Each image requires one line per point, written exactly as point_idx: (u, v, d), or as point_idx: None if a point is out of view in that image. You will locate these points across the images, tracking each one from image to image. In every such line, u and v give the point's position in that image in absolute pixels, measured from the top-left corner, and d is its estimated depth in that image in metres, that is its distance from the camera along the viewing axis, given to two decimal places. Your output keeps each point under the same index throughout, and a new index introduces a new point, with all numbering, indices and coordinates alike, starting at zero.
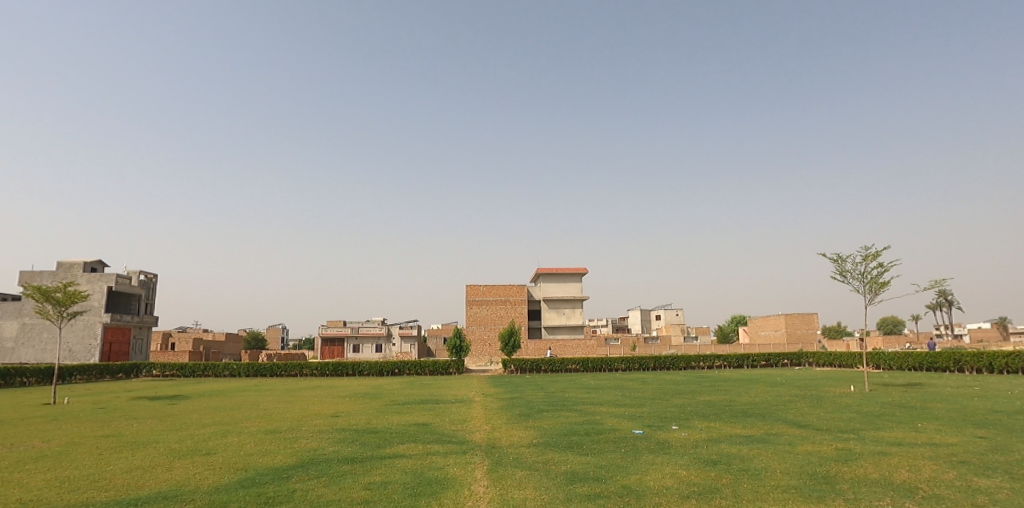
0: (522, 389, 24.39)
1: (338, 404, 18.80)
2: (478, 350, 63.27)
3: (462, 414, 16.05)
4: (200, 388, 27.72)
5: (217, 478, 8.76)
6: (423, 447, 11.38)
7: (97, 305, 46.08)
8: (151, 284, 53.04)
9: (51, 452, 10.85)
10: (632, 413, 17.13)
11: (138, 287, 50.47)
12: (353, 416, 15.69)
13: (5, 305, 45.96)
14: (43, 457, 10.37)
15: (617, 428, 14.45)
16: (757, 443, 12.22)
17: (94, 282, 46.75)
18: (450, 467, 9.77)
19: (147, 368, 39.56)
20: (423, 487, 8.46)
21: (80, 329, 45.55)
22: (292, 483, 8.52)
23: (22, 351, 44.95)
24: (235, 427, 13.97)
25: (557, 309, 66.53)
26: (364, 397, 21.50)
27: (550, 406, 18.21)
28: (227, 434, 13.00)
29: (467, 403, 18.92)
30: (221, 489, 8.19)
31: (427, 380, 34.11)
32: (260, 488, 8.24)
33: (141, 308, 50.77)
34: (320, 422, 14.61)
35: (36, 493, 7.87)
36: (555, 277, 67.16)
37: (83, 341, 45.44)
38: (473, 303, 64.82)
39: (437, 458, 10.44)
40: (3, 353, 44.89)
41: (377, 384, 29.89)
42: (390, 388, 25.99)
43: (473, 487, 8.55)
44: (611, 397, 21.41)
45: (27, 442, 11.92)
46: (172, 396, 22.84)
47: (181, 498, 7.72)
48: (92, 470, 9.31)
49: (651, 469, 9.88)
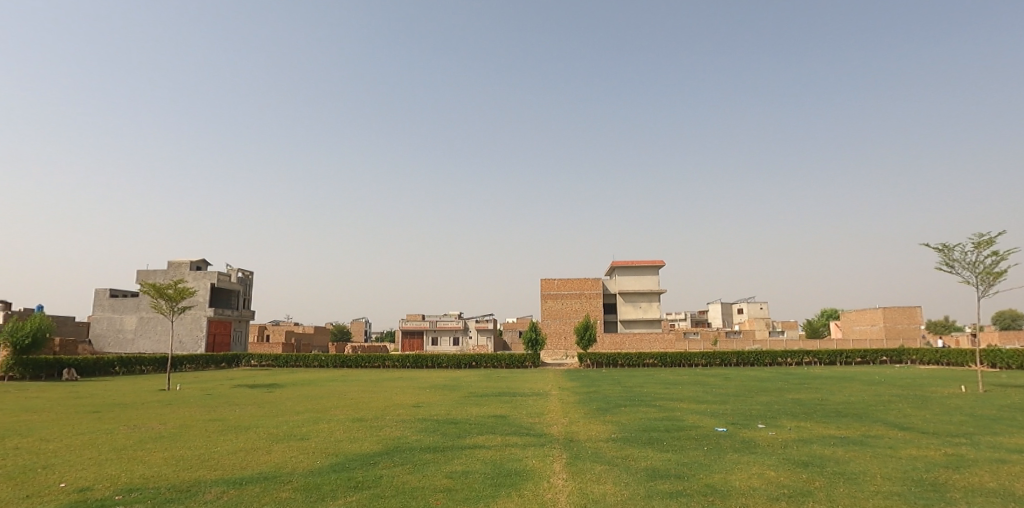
0: (599, 384, 24.15)
1: (419, 395, 19.42)
2: (553, 343, 63.48)
3: (539, 407, 16.11)
4: (293, 378, 29.63)
5: (311, 462, 9.30)
6: (502, 438, 11.55)
7: (202, 301, 50.26)
8: (249, 279, 57.01)
9: (168, 433, 11.98)
10: (714, 410, 16.48)
11: (237, 284, 54.44)
12: (433, 407, 16.14)
13: (126, 301, 51.09)
14: (162, 437, 11.48)
15: (699, 425, 13.99)
16: (854, 445, 11.40)
17: (200, 279, 51.00)
18: (529, 459, 9.84)
19: (247, 358, 42.75)
20: (503, 477, 8.56)
21: (188, 322, 49.85)
22: (379, 468, 8.91)
23: (141, 341, 49.91)
24: (326, 415, 14.77)
25: (633, 303, 65.25)
26: (443, 388, 22.10)
27: (628, 401, 17.90)
28: (319, 421, 13.79)
29: (543, 396, 18.91)
30: (315, 472, 8.69)
31: (503, 373, 34.63)
32: (350, 472, 8.67)
33: (240, 304, 54.82)
34: (402, 412, 15.17)
35: (157, 470, 8.70)
36: (630, 270, 65.84)
37: (191, 332, 49.73)
38: (547, 297, 64.97)
39: (516, 450, 10.55)
40: (126, 343, 50.06)
41: (454, 376, 30.68)
42: (468, 380, 26.49)
43: (553, 480, 8.57)
44: (691, 393, 20.71)
45: (147, 424, 13.22)
46: (267, 385, 24.48)
47: (279, 479, 8.27)
48: (202, 451, 10.17)
49: (736, 468, 9.49)
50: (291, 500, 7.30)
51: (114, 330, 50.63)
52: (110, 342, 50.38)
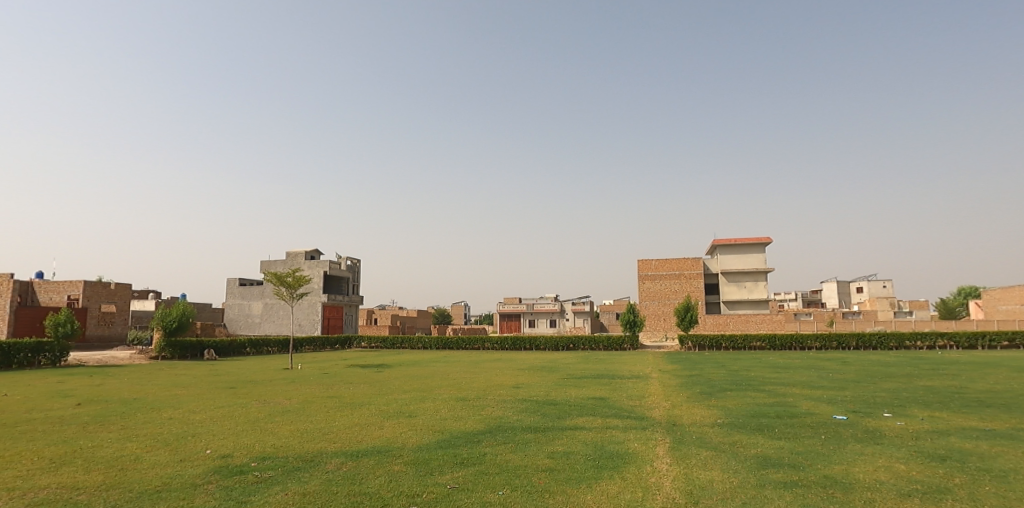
0: (702, 367, 23.23)
1: (519, 376, 19.75)
2: (652, 325, 62.06)
3: (639, 390, 15.77)
4: (399, 359, 31.30)
5: (419, 438, 9.80)
6: (603, 420, 11.47)
7: (316, 287, 54.35)
8: (357, 266, 60.67)
9: (292, 408, 13.14)
10: (831, 397, 15.26)
11: (346, 271, 58.20)
12: (532, 388, 16.36)
13: (253, 288, 56.40)
14: (288, 411, 12.62)
15: (814, 412, 13.02)
16: (1003, 439, 10.07)
17: (314, 267, 55.09)
18: (631, 442, 9.68)
19: (358, 340, 45.77)
20: (605, 460, 8.50)
21: (306, 307, 54.19)
22: (482, 446, 9.18)
23: (267, 325, 54.99)
24: (431, 394, 15.45)
25: (737, 283, 62.03)
26: (541, 370, 22.34)
27: (734, 385, 17.08)
28: (425, 400, 14.45)
29: (644, 379, 18.51)
30: (423, 447, 9.14)
31: (601, 355, 34.41)
32: (456, 449, 9.02)
33: (349, 290, 58.62)
34: (503, 392, 15.51)
35: (285, 440, 9.58)
36: (733, 249, 62.48)
37: (308, 317, 53.99)
38: (645, 278, 63.45)
39: (617, 433, 10.43)
40: (254, 326, 55.41)
41: (552, 358, 30.93)
42: (566, 363, 26.54)
43: (655, 464, 8.37)
44: (804, 378, 19.37)
45: (275, 399, 14.57)
46: (377, 365, 26.08)
47: (392, 453, 8.79)
48: (322, 425, 11.03)
49: (859, 459, 8.73)
50: (402, 473, 7.73)
51: (244, 314, 56.15)
52: (241, 326, 56.03)
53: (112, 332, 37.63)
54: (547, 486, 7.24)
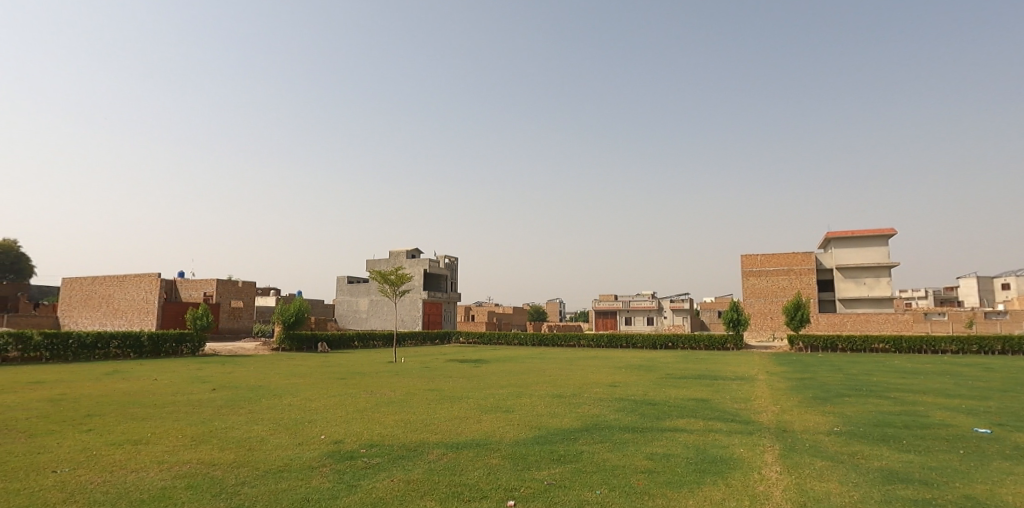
0: (815, 370, 21.58)
1: (615, 375, 19.43)
2: (758, 324, 58.65)
3: (745, 393, 14.94)
4: (496, 354, 31.92)
5: (517, 433, 9.94)
6: (705, 423, 10.98)
7: (417, 285, 56.82)
8: (455, 264, 62.55)
9: (398, 399, 13.84)
10: (973, 407, 13.56)
11: (445, 269, 60.28)
12: (630, 387, 16.03)
13: (360, 286, 60.06)
14: (393, 402, 13.31)
15: (951, 423, 11.64)
16: None
17: (415, 266, 57.64)
18: (736, 447, 9.19)
19: (456, 336, 47.27)
20: (708, 464, 8.13)
21: (407, 304, 56.77)
22: (579, 444, 9.13)
23: (373, 320, 58.36)
24: (527, 390, 15.62)
25: (855, 279, 56.95)
26: (639, 368, 21.80)
27: (854, 391, 15.67)
28: (521, 395, 14.63)
29: (749, 381, 17.52)
30: (520, 442, 9.25)
31: (702, 354, 33.02)
32: (552, 446, 9.04)
33: (448, 287, 60.69)
34: (599, 390, 15.34)
35: (391, 430, 10.10)
36: (850, 242, 57.42)
37: (410, 313, 56.58)
38: (749, 274, 60.07)
39: (720, 436, 9.94)
40: (361, 321, 59.03)
41: (650, 357, 30.11)
42: (665, 362, 25.74)
43: (764, 472, 7.88)
44: (938, 385, 17.38)
45: (381, 390, 15.41)
46: (475, 360, 26.75)
47: (490, 447, 8.98)
48: (424, 416, 11.51)
49: (1008, 479, 7.68)
50: (500, 467, 7.87)
51: (352, 310, 59.97)
52: (350, 320, 59.91)
53: (241, 325, 41.70)
54: (647, 488, 7.05)
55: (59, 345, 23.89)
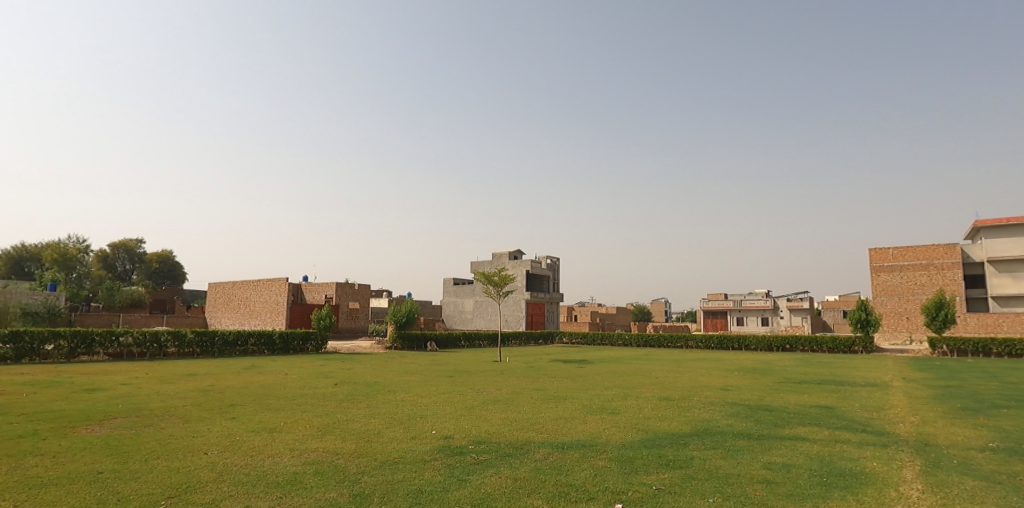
0: (965, 377, 19.11)
1: (727, 378, 18.45)
2: (891, 325, 53.06)
3: (878, 401, 13.56)
4: (600, 355, 31.57)
5: (623, 435, 9.76)
6: (831, 433, 10.10)
7: (520, 285, 57.66)
8: (557, 265, 62.59)
9: (503, 398, 14.11)
10: None
11: (547, 269, 60.59)
12: (745, 391, 15.16)
13: (465, 287, 62.06)
14: (498, 401, 13.59)
15: None
16: None
17: (517, 266, 58.57)
18: (868, 460, 8.37)
19: (559, 336, 47.39)
20: (835, 477, 7.48)
21: (511, 305, 57.78)
22: (689, 449, 8.78)
23: (478, 320, 60.05)
24: (633, 392, 15.28)
25: (1013, 273, 49.74)
26: (755, 372, 20.54)
27: (1015, 402, 13.67)
28: (627, 397, 14.34)
29: (883, 388, 15.88)
30: (627, 445, 9.07)
31: (826, 358, 30.46)
32: (661, 450, 8.77)
33: (550, 287, 60.94)
34: (710, 394, 14.65)
35: (497, 428, 10.31)
36: (1005, 231, 50.28)
37: (513, 313, 57.49)
38: (879, 270, 54.58)
39: (849, 448, 9.11)
40: (467, 321, 60.98)
41: (767, 360, 28.29)
42: (783, 365, 24.05)
43: (902, 489, 7.12)
44: None
45: (488, 389, 15.81)
46: (578, 360, 26.61)
47: (596, 448, 8.89)
48: (530, 416, 11.64)
49: None
50: (607, 469, 7.77)
51: (458, 311, 62.12)
52: (457, 321, 62.13)
53: (358, 325, 44.71)
54: (763, 499, 6.63)
55: (208, 342, 27.02)
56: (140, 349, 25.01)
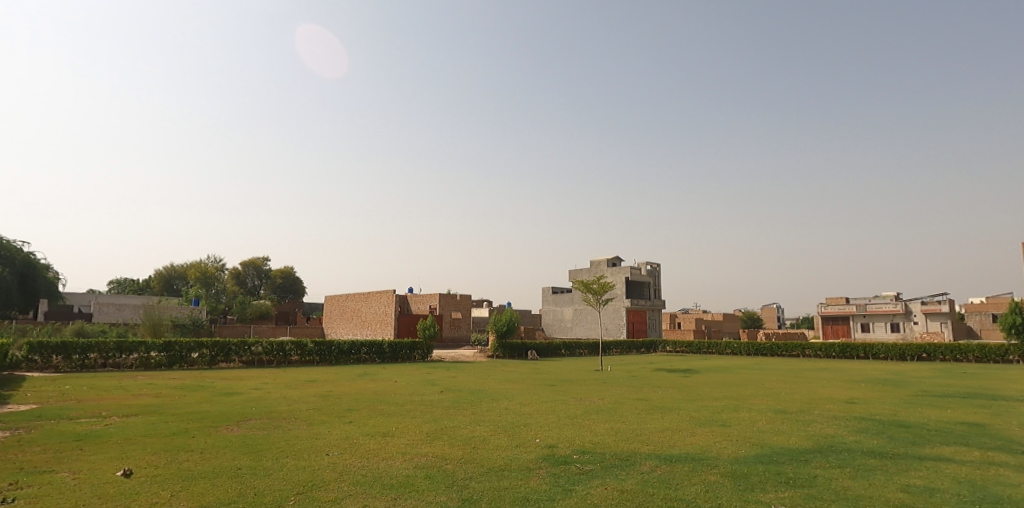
0: None
1: (854, 390, 16.87)
2: None
3: None
4: (707, 364, 30.12)
5: (735, 450, 9.23)
6: (984, 454, 8.89)
7: (619, 293, 56.63)
8: (657, 271, 60.72)
9: (606, 407, 13.88)
10: None
11: (647, 276, 59.03)
12: (875, 405, 13.77)
13: (564, 295, 62.03)
14: (601, 410, 13.38)
15: None
16: None
17: (616, 273, 57.64)
18: None
19: (662, 344, 45.88)
20: (991, 505, 6.56)
21: (611, 312, 56.88)
22: (812, 467, 8.11)
23: (577, 329, 59.72)
24: (745, 404, 14.42)
25: None
26: (887, 384, 18.61)
27: None
28: (739, 409, 13.55)
29: None
30: (741, 460, 8.57)
31: (974, 368, 26.96)
32: (779, 467, 8.18)
33: (651, 294, 59.29)
34: (834, 407, 13.47)
35: (601, 438, 10.16)
36: None
37: (614, 321, 56.53)
38: None
39: (1008, 472, 7.96)
40: (567, 330, 60.84)
41: (900, 370, 25.56)
42: (921, 376, 21.58)
43: None
44: None
45: (590, 398, 15.62)
46: (684, 370, 25.58)
47: (706, 462, 8.48)
48: (634, 426, 11.35)
49: None
50: (719, 485, 7.38)
51: (558, 319, 62.19)
52: (556, 329, 62.19)
53: (460, 334, 46.10)
54: None
55: (326, 350, 29.13)
56: (269, 357, 27.48)
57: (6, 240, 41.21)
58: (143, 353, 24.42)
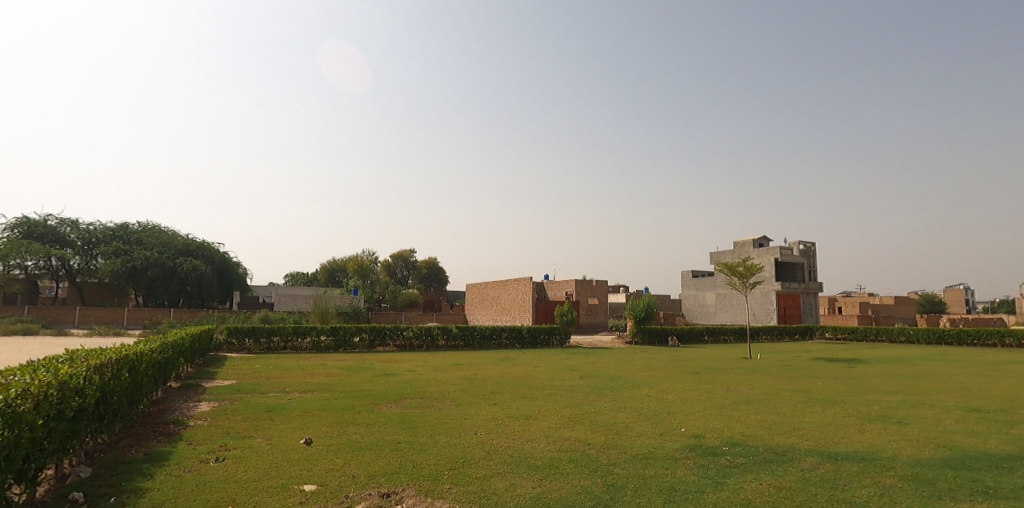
0: None
1: None
2: None
3: None
4: (877, 353, 26.82)
5: (916, 451, 8.12)
6: None
7: (769, 275, 52.46)
8: (812, 250, 55.21)
9: (758, 398, 12.98)
10: None
11: (800, 256, 53.96)
12: None
13: (705, 279, 58.99)
14: (752, 401, 12.55)
15: None
16: None
17: (764, 255, 53.47)
18: None
19: (820, 330, 41.73)
20: None
21: (759, 296, 52.95)
22: (1019, 477, 6.87)
23: (721, 314, 56.50)
24: (928, 399, 12.61)
25: None
26: None
27: None
28: (919, 405, 11.90)
29: None
30: (924, 463, 7.53)
31: None
32: (975, 473, 7.04)
33: (806, 276, 54.14)
34: None
35: (754, 430, 9.53)
36: None
37: (763, 306, 52.56)
38: None
39: None
40: (710, 315, 57.86)
41: None
42: None
43: None
44: None
45: (739, 387, 14.72)
46: (848, 359, 23.05)
47: (879, 463, 7.58)
48: (790, 419, 10.49)
49: None
50: (896, 489, 6.56)
51: (699, 304, 59.38)
52: (698, 315, 59.41)
53: (597, 320, 45.94)
54: None
55: (469, 335, 30.73)
56: (419, 341, 29.68)
57: (207, 244, 49.72)
58: (315, 337, 27.69)
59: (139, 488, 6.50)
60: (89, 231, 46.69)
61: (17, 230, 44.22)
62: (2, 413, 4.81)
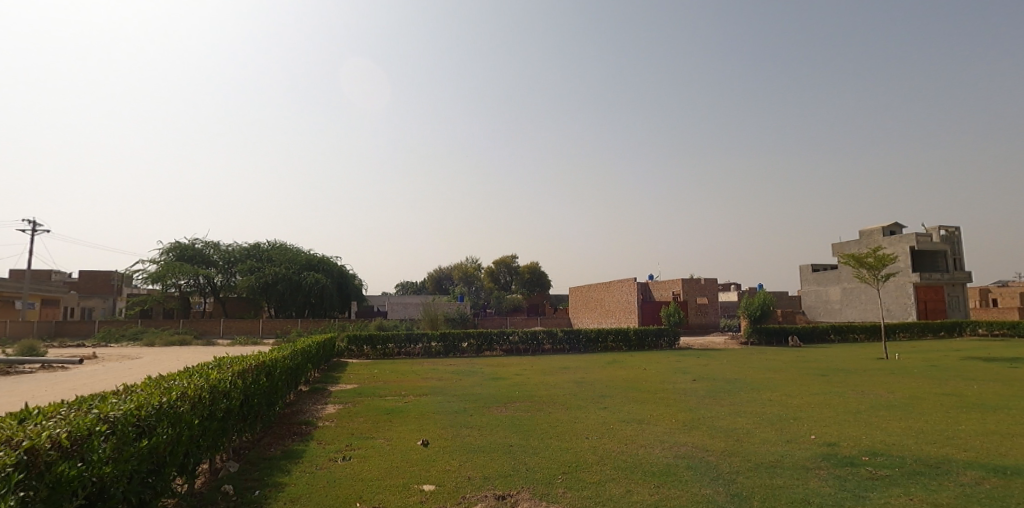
0: None
1: None
2: None
3: None
4: None
5: None
6: None
7: (904, 266, 47.18)
8: (956, 236, 48.95)
9: (900, 403, 11.64)
10: None
11: (942, 243, 48.00)
12: None
13: (827, 274, 54.31)
14: (893, 406, 11.27)
15: None
16: None
17: (897, 244, 48.23)
18: None
19: (971, 326, 36.72)
20: None
21: (893, 289, 47.79)
22: None
23: (848, 311, 51.63)
24: None
25: None
26: None
27: None
28: None
29: None
30: None
31: None
32: None
33: (950, 265, 48.06)
34: None
35: (898, 439, 8.54)
36: None
37: (898, 300, 47.27)
38: None
39: None
40: (835, 313, 53.10)
41: None
42: None
43: None
44: None
45: (875, 391, 13.31)
46: (1008, 358, 20.07)
47: None
48: (941, 427, 9.30)
49: None
50: None
51: (822, 301, 54.75)
52: (821, 312, 54.76)
53: (708, 320, 43.79)
54: None
55: (574, 339, 30.56)
56: (525, 346, 30.01)
57: (326, 259, 53.91)
58: (426, 343, 28.96)
59: (278, 483, 7.09)
60: (229, 251, 52.40)
61: (172, 253, 50.64)
62: (166, 414, 5.46)
